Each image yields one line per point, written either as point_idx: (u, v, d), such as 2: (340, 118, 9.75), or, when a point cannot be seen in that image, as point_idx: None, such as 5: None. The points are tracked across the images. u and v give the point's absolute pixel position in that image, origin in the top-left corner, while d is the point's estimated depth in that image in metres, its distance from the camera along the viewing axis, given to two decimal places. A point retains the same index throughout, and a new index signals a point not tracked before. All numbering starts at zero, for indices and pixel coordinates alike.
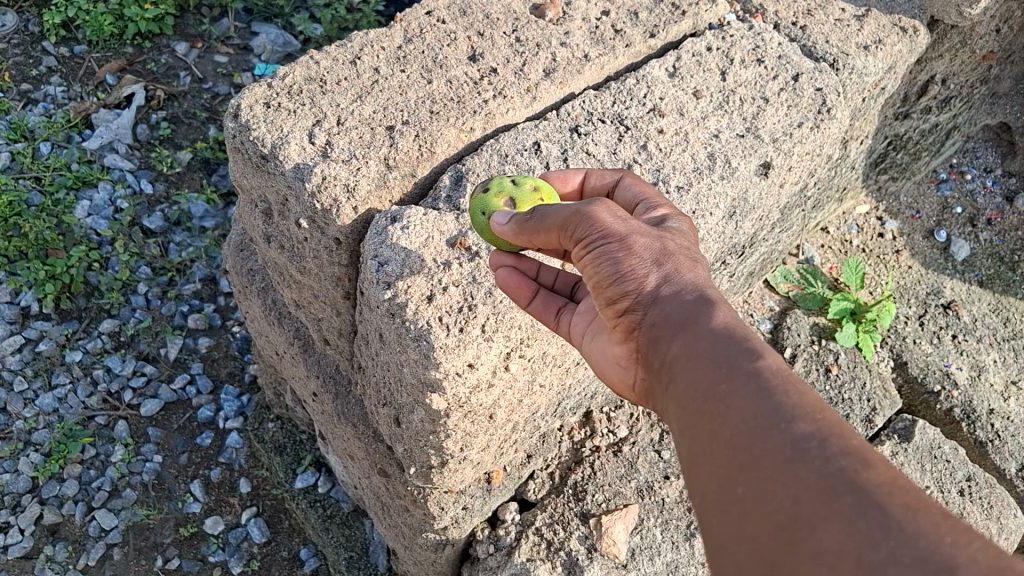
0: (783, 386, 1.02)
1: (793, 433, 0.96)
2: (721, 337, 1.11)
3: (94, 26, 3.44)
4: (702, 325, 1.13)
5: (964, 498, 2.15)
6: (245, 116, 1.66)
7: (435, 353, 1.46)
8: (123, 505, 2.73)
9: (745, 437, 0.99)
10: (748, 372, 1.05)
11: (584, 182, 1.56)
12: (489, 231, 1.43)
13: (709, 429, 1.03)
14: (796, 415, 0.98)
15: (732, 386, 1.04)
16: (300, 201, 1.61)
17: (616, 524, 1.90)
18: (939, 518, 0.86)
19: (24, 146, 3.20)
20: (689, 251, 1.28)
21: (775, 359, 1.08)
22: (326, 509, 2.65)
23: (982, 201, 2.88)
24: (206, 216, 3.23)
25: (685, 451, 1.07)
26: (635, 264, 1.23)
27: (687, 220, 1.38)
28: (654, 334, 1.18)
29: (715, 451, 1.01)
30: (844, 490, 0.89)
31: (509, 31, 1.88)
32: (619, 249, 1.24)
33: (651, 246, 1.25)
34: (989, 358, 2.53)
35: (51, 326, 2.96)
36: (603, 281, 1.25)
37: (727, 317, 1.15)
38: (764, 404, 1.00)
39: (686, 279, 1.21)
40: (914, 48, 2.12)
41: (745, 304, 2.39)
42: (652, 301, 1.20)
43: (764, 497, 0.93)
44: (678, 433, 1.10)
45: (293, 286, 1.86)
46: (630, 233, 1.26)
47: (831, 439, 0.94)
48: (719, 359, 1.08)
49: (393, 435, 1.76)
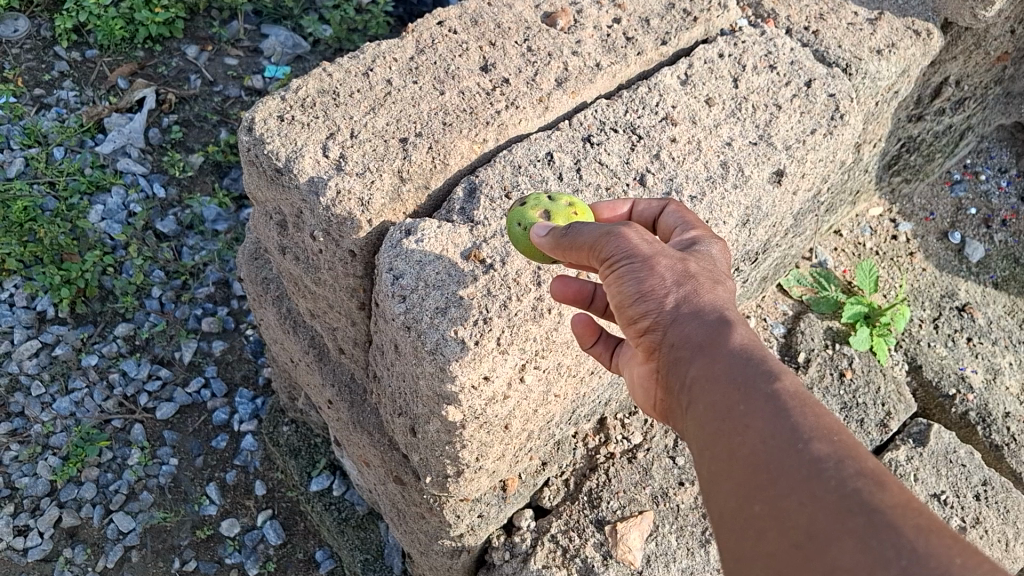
0: (801, 408, 1.02)
1: (810, 453, 0.96)
2: (740, 358, 1.11)
3: (106, 30, 3.45)
4: (723, 346, 1.13)
5: (980, 503, 2.14)
6: (259, 130, 1.66)
7: (451, 366, 1.46)
8: (140, 508, 2.76)
9: (763, 455, 0.99)
10: (765, 392, 1.05)
11: (632, 212, 1.54)
12: (525, 242, 1.43)
13: (727, 448, 1.03)
14: (814, 435, 0.98)
15: (750, 406, 1.04)
16: (315, 214, 1.62)
17: (631, 531, 1.92)
18: (951, 540, 0.87)
19: (38, 151, 3.22)
20: (714, 274, 1.27)
21: (793, 380, 1.08)
22: (341, 512, 2.68)
23: (996, 202, 2.88)
24: (219, 219, 3.25)
25: (703, 468, 1.07)
26: (657, 284, 1.23)
27: (719, 244, 1.37)
28: (675, 354, 1.18)
29: (732, 468, 1.02)
30: (860, 509, 0.89)
31: (520, 40, 1.88)
32: (643, 269, 1.24)
33: (674, 268, 1.24)
34: (1004, 360, 2.52)
35: (67, 331, 2.99)
36: (625, 302, 1.25)
37: (746, 339, 1.15)
38: (781, 424, 1.00)
39: (707, 301, 1.21)
40: (928, 52, 2.11)
41: (758, 309, 2.38)
42: (672, 321, 1.20)
43: (780, 515, 0.94)
44: (698, 452, 1.10)
45: (308, 296, 1.88)
46: (655, 255, 1.26)
47: (846, 460, 0.95)
48: (739, 380, 1.08)
49: (408, 444, 1.77)
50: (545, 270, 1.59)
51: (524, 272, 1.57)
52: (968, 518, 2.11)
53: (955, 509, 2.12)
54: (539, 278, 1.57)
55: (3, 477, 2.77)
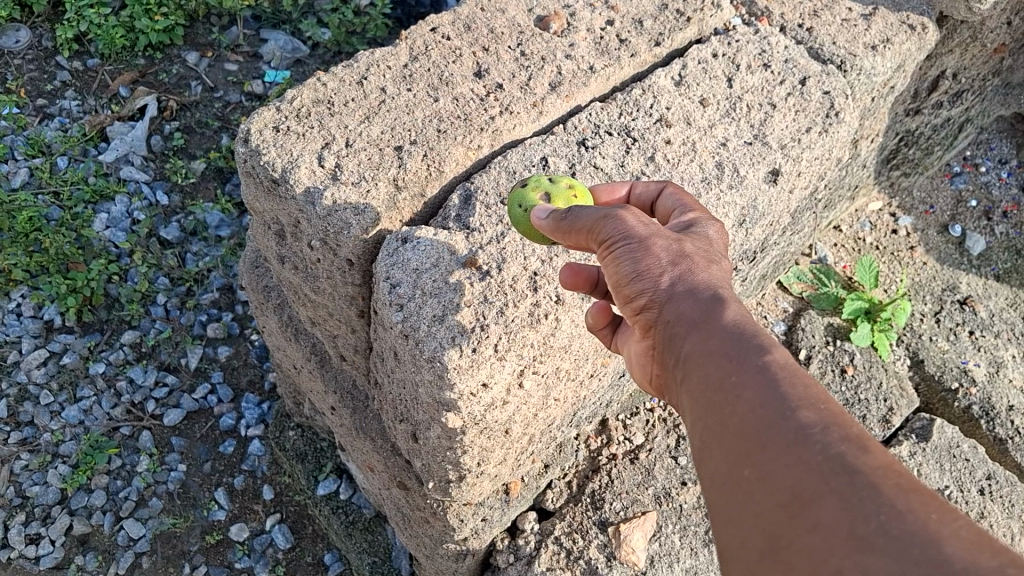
0: (790, 378, 1.03)
1: (797, 421, 0.98)
2: (732, 332, 1.11)
3: (106, 39, 3.46)
4: (716, 321, 1.14)
5: (984, 497, 2.14)
6: (255, 141, 1.67)
7: (449, 374, 1.47)
8: (150, 514, 2.79)
9: (752, 424, 1.00)
10: (756, 364, 1.06)
11: (630, 195, 1.55)
12: (525, 223, 1.44)
13: (719, 418, 1.04)
14: (801, 404, 1.00)
15: (742, 377, 1.05)
16: (312, 224, 1.63)
17: (635, 532, 1.93)
18: (929, 499, 0.88)
19: (42, 161, 3.25)
20: (709, 253, 1.27)
21: (783, 353, 1.09)
22: (348, 515, 2.69)
23: (997, 193, 2.87)
24: (222, 225, 3.26)
25: (696, 438, 1.08)
26: (653, 264, 1.23)
27: (715, 223, 1.37)
28: (671, 331, 1.18)
29: (724, 436, 1.03)
30: (842, 471, 0.91)
31: (514, 45, 1.89)
32: (639, 249, 1.24)
33: (669, 248, 1.24)
34: (1007, 353, 2.51)
35: (74, 339, 3.01)
36: (622, 281, 1.25)
37: (739, 314, 1.15)
38: (770, 393, 1.02)
39: (702, 278, 1.21)
40: (923, 46, 2.10)
41: (758, 306, 2.38)
42: (667, 299, 1.20)
43: (769, 481, 0.95)
44: (691, 422, 1.10)
45: (308, 304, 1.89)
46: (650, 235, 1.26)
47: (832, 427, 0.96)
48: (731, 352, 1.08)
49: (411, 451, 1.79)
50: (541, 277, 1.59)
51: (520, 278, 1.58)
52: (973, 513, 2.12)
53: (960, 504, 2.12)
54: (535, 284, 1.58)
55: (15, 486, 2.80)
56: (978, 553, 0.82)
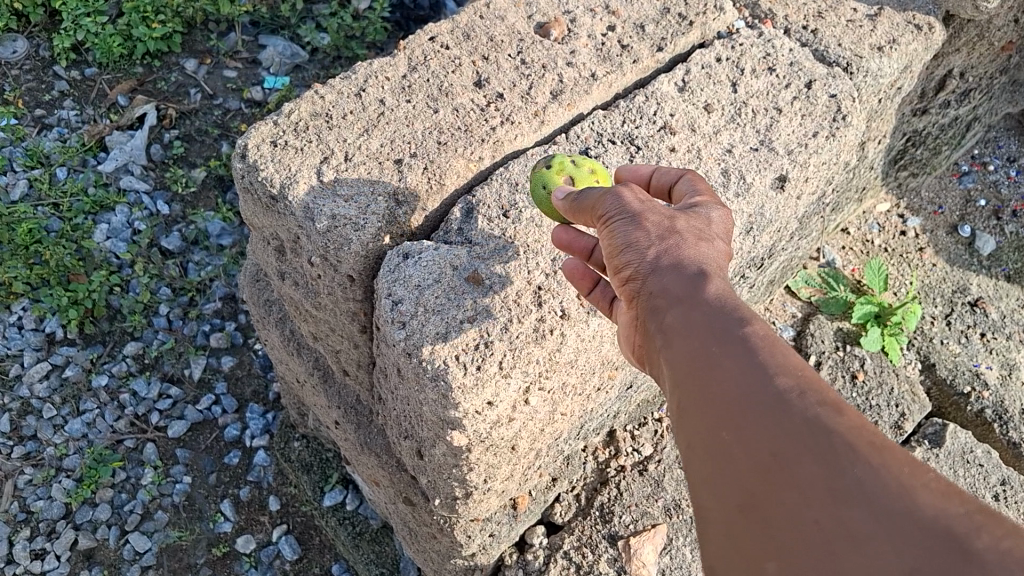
0: (769, 347, 1.01)
1: (775, 387, 0.96)
2: (715, 306, 1.09)
3: (104, 48, 3.44)
4: (700, 295, 1.11)
5: (999, 503, 2.12)
6: (253, 157, 1.64)
7: (453, 394, 1.44)
8: (155, 528, 2.77)
9: (731, 391, 0.99)
10: (736, 336, 1.03)
11: (652, 176, 1.46)
12: (547, 204, 1.45)
13: (699, 389, 1.02)
14: (778, 370, 0.98)
15: (722, 347, 1.03)
16: (311, 240, 1.60)
17: (645, 545, 1.90)
18: (903, 457, 0.88)
19: (41, 172, 3.22)
20: (701, 230, 1.23)
21: (763, 323, 1.07)
22: (355, 526, 2.66)
23: (1006, 191, 2.83)
24: (224, 234, 3.23)
25: (674, 408, 1.06)
26: (643, 239, 1.21)
27: (721, 208, 1.30)
28: (654, 304, 1.16)
29: (704, 404, 1.01)
30: (820, 434, 0.90)
31: (514, 53, 1.86)
32: (633, 223, 1.22)
33: (661, 223, 1.22)
34: (1020, 355, 2.47)
35: (76, 352, 2.99)
36: (612, 257, 1.23)
37: (723, 288, 1.13)
38: (749, 362, 1.00)
39: (690, 253, 1.18)
40: (930, 46, 2.06)
41: (767, 312, 2.35)
42: (651, 273, 1.18)
43: (747, 446, 0.94)
44: (670, 393, 1.08)
45: (310, 320, 1.86)
46: (645, 212, 1.24)
47: (809, 391, 0.95)
48: (712, 325, 1.06)
49: (416, 467, 1.76)
50: (546, 291, 1.55)
51: (524, 292, 1.54)
52: None
53: None
54: (538, 299, 1.54)
55: (19, 501, 2.78)
56: (947, 502, 0.82)
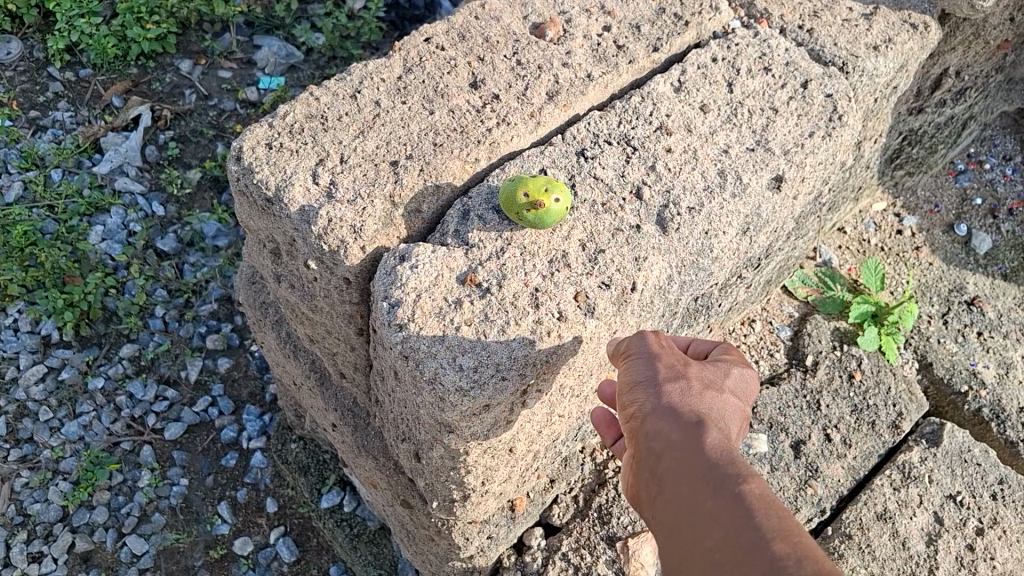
0: (766, 509, 1.11)
1: (771, 552, 1.05)
2: (714, 462, 1.19)
3: (98, 49, 3.42)
4: (700, 449, 1.22)
5: (997, 502, 2.12)
6: (248, 159, 1.64)
7: (450, 397, 1.44)
8: (152, 530, 2.76)
9: (730, 552, 1.08)
10: (735, 495, 1.13)
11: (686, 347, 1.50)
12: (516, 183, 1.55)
13: (696, 543, 1.13)
14: (775, 535, 1.07)
15: (721, 505, 1.13)
16: (307, 243, 1.59)
17: (643, 546, 1.91)
18: None
19: (36, 174, 3.21)
20: (710, 381, 1.35)
21: (759, 481, 1.16)
22: (353, 528, 2.65)
23: (1002, 190, 2.84)
24: (219, 235, 3.22)
25: (673, 559, 1.15)
26: (652, 383, 1.33)
27: (744, 366, 1.43)
28: (655, 451, 1.26)
29: (704, 562, 1.10)
30: None
31: (509, 53, 1.85)
32: (649, 361, 1.35)
33: (672, 365, 1.35)
34: (1016, 354, 2.47)
35: (72, 354, 2.97)
36: (624, 392, 1.36)
37: (721, 442, 1.23)
38: (746, 523, 1.09)
39: (692, 403, 1.29)
40: (926, 45, 2.06)
41: (763, 312, 2.36)
42: (654, 415, 1.29)
43: None
44: (669, 542, 1.18)
45: (306, 322, 1.85)
46: (658, 355, 1.37)
47: (804, 558, 1.03)
48: (710, 480, 1.16)
49: (414, 469, 1.75)
50: (543, 293, 1.54)
51: (521, 294, 1.53)
52: (985, 519, 2.09)
53: (972, 510, 2.10)
54: (536, 300, 1.53)
55: (16, 504, 2.77)
56: None
